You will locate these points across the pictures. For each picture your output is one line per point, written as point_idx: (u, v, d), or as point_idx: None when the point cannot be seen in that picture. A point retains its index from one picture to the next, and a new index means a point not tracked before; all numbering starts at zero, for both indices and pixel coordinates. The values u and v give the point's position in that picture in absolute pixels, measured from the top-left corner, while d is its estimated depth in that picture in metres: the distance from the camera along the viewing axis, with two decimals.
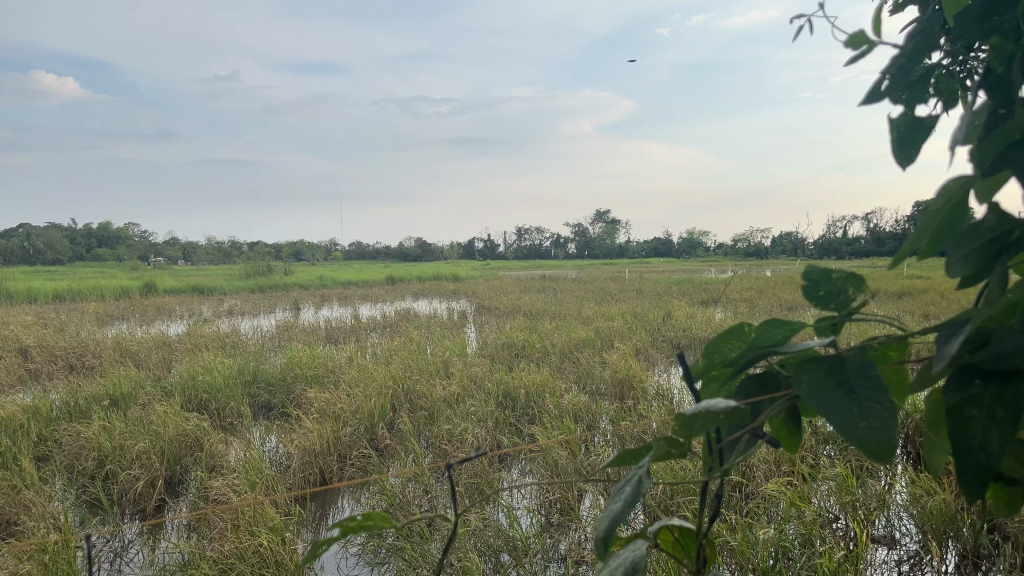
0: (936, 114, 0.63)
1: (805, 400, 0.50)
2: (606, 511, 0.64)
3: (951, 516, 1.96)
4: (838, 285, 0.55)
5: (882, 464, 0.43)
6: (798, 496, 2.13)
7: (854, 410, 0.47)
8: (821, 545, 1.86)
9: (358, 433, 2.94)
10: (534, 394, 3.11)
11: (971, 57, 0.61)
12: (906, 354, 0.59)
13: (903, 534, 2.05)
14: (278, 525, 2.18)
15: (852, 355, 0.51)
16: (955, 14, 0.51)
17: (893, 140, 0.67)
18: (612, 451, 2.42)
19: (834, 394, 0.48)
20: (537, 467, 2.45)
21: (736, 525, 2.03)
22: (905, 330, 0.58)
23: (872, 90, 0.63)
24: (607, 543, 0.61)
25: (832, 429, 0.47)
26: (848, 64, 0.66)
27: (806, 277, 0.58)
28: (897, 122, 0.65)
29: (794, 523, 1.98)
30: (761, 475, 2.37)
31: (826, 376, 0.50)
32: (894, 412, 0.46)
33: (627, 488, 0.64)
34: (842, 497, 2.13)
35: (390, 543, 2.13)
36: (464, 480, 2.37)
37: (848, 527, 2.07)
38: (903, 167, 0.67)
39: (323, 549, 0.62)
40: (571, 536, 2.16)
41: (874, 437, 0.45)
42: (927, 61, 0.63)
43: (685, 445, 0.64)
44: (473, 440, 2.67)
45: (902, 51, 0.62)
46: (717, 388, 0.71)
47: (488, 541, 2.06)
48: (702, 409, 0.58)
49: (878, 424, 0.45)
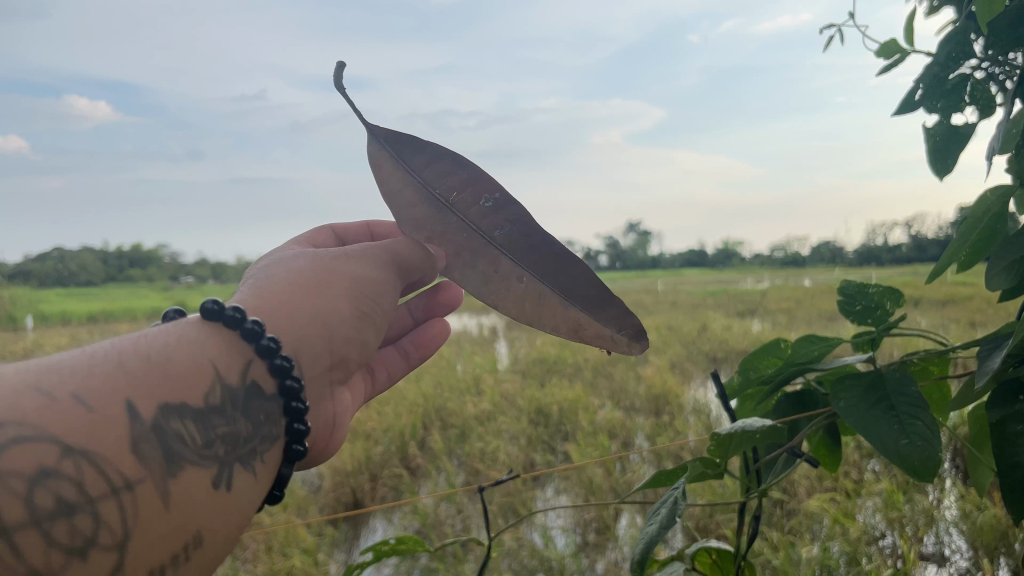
0: (968, 119, 0.84)
1: (848, 416, 0.65)
2: (643, 535, 0.72)
3: (1004, 531, 1.62)
4: (876, 299, 0.74)
5: (923, 477, 0.57)
6: (842, 513, 1.96)
7: (895, 429, 0.62)
8: (868, 563, 1.69)
9: (390, 452, 2.89)
10: (567, 410, 2.96)
11: (1006, 62, 0.84)
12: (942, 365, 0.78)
13: (953, 551, 1.72)
14: (310, 546, 2.16)
15: (886, 373, 0.67)
16: (987, 17, 0.69)
17: (932, 151, 0.87)
18: (649, 468, 2.34)
19: (874, 411, 0.64)
20: (572, 486, 2.40)
21: (778, 543, 1.95)
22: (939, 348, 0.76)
23: (913, 96, 0.87)
24: (644, 563, 0.69)
25: (880, 442, 0.61)
26: (906, 86, 0.87)
27: (841, 294, 0.76)
28: (936, 132, 0.87)
29: (838, 541, 1.82)
30: (803, 491, 2.27)
31: (864, 394, 0.66)
32: (930, 426, 0.61)
33: (662, 510, 0.72)
34: (887, 512, 1.89)
35: (422, 564, 2.09)
36: (498, 499, 2.34)
37: (895, 546, 1.82)
38: (942, 170, 0.87)
39: (362, 564, 1.00)
40: (607, 557, 2.07)
41: (912, 451, 0.60)
42: (964, 78, 0.86)
43: (718, 466, 0.72)
44: (505, 458, 2.62)
45: (937, 63, 0.86)
46: (753, 405, 0.84)
47: (523, 561, 2.03)
48: (737, 428, 0.66)
49: (917, 440, 0.60)
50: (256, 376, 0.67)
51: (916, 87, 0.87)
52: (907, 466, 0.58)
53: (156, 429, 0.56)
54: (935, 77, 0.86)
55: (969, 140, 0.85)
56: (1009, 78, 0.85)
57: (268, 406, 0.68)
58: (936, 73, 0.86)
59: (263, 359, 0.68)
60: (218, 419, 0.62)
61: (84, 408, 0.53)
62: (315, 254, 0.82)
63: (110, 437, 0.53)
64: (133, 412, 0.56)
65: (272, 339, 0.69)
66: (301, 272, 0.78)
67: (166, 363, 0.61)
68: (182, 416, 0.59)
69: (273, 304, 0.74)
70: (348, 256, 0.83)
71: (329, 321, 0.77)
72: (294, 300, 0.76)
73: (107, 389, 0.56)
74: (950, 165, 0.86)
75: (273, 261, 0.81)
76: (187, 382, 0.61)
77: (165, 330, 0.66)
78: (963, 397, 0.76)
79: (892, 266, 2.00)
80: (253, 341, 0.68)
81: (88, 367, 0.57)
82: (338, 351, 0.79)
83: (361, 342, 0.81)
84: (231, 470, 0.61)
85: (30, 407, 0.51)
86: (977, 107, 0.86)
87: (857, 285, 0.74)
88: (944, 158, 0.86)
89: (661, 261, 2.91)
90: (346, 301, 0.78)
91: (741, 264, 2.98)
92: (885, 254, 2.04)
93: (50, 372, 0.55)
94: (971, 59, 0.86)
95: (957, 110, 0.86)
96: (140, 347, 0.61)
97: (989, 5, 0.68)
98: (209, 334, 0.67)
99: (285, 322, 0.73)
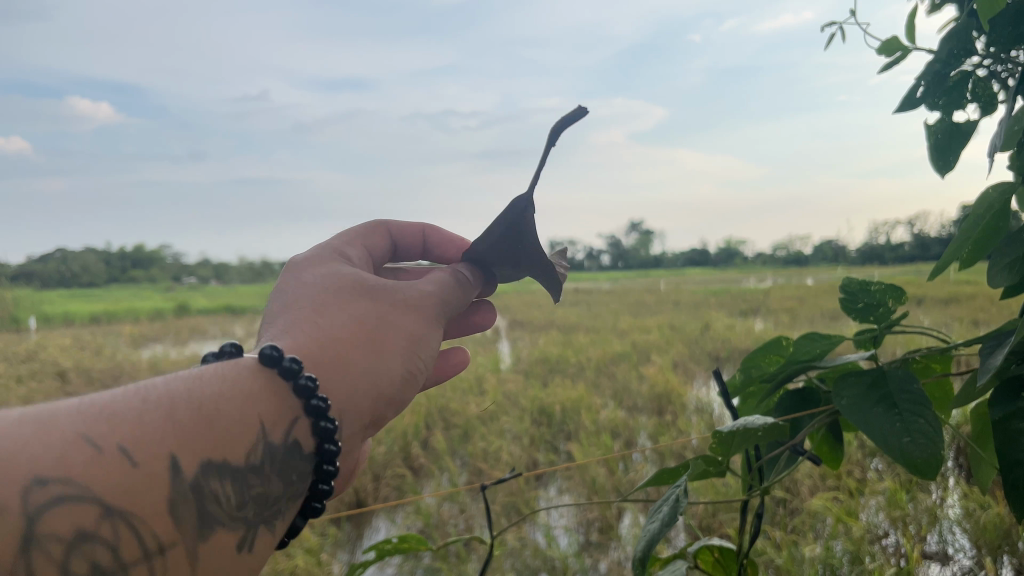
0: (969, 117, 0.84)
1: (848, 414, 0.65)
2: (644, 532, 0.72)
3: (1007, 529, 1.61)
4: (878, 295, 0.74)
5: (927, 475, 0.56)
6: (844, 512, 1.96)
7: (898, 426, 0.62)
8: (871, 562, 1.68)
9: (393, 452, 2.89)
10: (570, 409, 2.95)
11: (1007, 60, 0.84)
12: (945, 365, 0.79)
13: (956, 550, 1.69)
14: (313, 546, 2.17)
15: (887, 370, 0.67)
16: (989, 16, 0.68)
17: (934, 149, 0.87)
18: (652, 468, 2.34)
19: (876, 409, 0.64)
20: (575, 485, 2.40)
21: (781, 542, 1.94)
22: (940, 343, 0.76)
23: (914, 94, 0.87)
24: (645, 560, 0.69)
25: (883, 442, 0.61)
26: (906, 84, 0.87)
27: (844, 290, 0.76)
28: (938, 131, 0.87)
29: (841, 540, 1.81)
30: (806, 490, 2.27)
31: (865, 393, 0.66)
32: (933, 423, 0.61)
33: (664, 509, 0.72)
34: (890, 511, 1.88)
35: (425, 564, 2.08)
36: (501, 499, 2.34)
37: (898, 545, 1.80)
38: (944, 168, 0.87)
39: (364, 564, 1.00)
40: (610, 557, 2.06)
41: (916, 450, 0.59)
42: (966, 76, 0.86)
43: (720, 464, 0.72)
44: (508, 457, 2.62)
45: (939, 61, 0.86)
46: (756, 403, 0.85)
47: (526, 561, 2.03)
48: (740, 426, 0.66)
49: (920, 438, 0.60)
50: (299, 433, 0.73)
51: (917, 85, 0.87)
52: (912, 464, 0.58)
53: (194, 489, 0.63)
54: (936, 74, 0.86)
55: (971, 138, 0.85)
56: (1011, 76, 0.85)
57: (303, 465, 0.73)
58: (938, 70, 0.86)
59: (311, 417, 0.74)
60: (254, 478, 0.68)
61: (132, 466, 0.59)
62: (374, 297, 0.86)
63: (152, 499, 0.60)
64: (177, 473, 0.62)
65: (322, 400, 0.74)
66: (359, 321, 0.82)
67: (213, 413, 0.67)
68: (220, 476, 0.65)
69: (327, 356, 0.79)
70: (404, 306, 0.87)
71: (377, 380, 0.81)
72: (347, 355, 0.80)
73: (156, 443, 0.61)
74: (952, 162, 0.86)
75: (332, 291, 0.85)
76: (232, 440, 0.67)
77: (225, 372, 0.72)
78: (965, 394, 0.76)
79: (896, 264, 1.99)
80: (305, 398, 0.74)
81: (139, 414, 0.63)
82: (378, 411, 0.82)
83: (399, 402, 0.84)
84: (255, 529, 0.68)
85: (83, 462, 0.58)
86: (978, 104, 0.86)
87: (858, 282, 0.74)
88: (946, 155, 0.86)
89: (664, 261, 2.90)
90: (396, 357, 0.83)
91: (744, 263, 2.97)
92: (888, 253, 2.03)
93: (106, 418, 0.61)
94: (973, 56, 0.86)
95: (959, 107, 0.86)
96: (194, 394, 0.67)
97: (990, 4, 0.68)
98: (265, 385, 0.73)
99: (336, 376, 0.78)
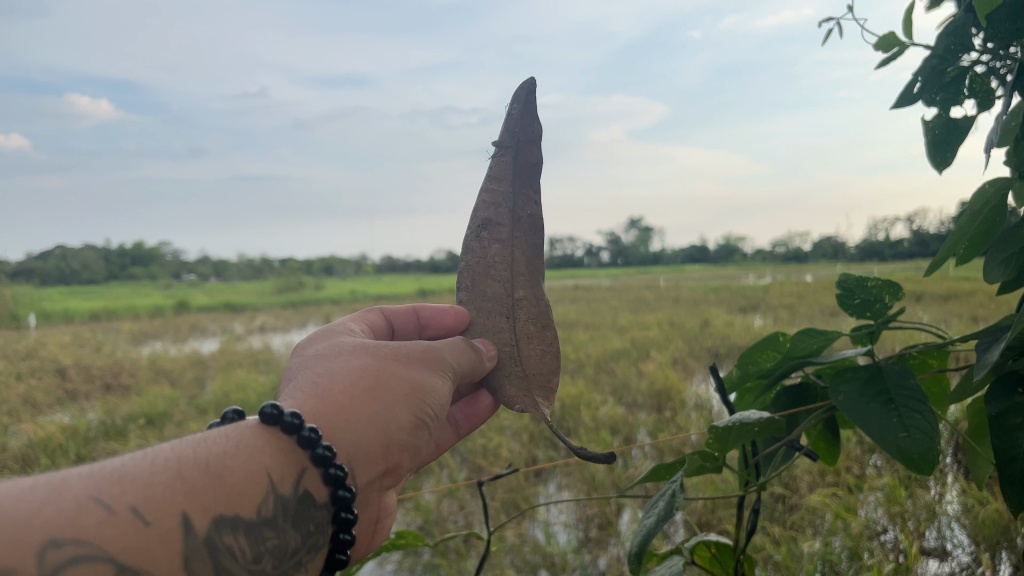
0: (965, 113, 0.84)
1: (846, 410, 0.65)
2: (641, 527, 0.72)
3: (1006, 525, 1.60)
4: (874, 292, 0.74)
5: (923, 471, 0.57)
6: (843, 507, 1.95)
7: (895, 422, 0.62)
8: (870, 558, 1.67)
9: None
10: (569, 406, 2.95)
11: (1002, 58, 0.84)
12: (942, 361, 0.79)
13: (954, 545, 1.70)
14: None
15: (884, 367, 0.67)
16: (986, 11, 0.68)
17: (930, 145, 0.88)
18: (651, 464, 2.33)
19: (872, 405, 0.64)
20: (575, 482, 2.40)
21: (781, 538, 1.94)
22: (936, 338, 0.76)
23: (912, 91, 0.88)
24: (640, 555, 0.69)
25: (880, 439, 0.61)
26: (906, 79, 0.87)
27: (841, 286, 0.76)
28: (934, 128, 0.87)
29: (840, 535, 1.80)
30: (805, 486, 2.26)
31: (863, 389, 0.66)
32: (930, 420, 0.61)
33: (661, 503, 0.72)
34: (889, 507, 1.87)
35: (425, 561, 2.07)
36: (500, 496, 2.34)
37: (897, 540, 1.80)
38: (940, 164, 0.87)
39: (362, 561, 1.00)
40: (609, 552, 2.06)
41: (912, 447, 0.59)
42: (963, 71, 0.86)
43: (717, 459, 0.73)
44: (507, 454, 2.61)
45: (936, 58, 0.87)
46: (753, 399, 0.85)
47: (526, 558, 2.02)
48: (737, 422, 0.67)
49: (917, 435, 0.60)
50: (310, 485, 0.65)
51: (915, 81, 0.87)
52: (908, 460, 0.58)
53: (209, 545, 0.56)
54: (934, 69, 0.87)
55: (969, 133, 0.85)
56: (1009, 72, 0.85)
57: (319, 514, 0.65)
58: (935, 66, 0.87)
59: (317, 468, 0.65)
60: (270, 531, 0.61)
61: (141, 524, 0.52)
62: (374, 349, 0.76)
63: (162, 557, 0.53)
64: (188, 527, 0.55)
65: (328, 447, 0.65)
66: (358, 371, 0.72)
67: (225, 469, 0.60)
68: (234, 530, 0.58)
69: (327, 407, 0.68)
70: (408, 353, 0.76)
71: (385, 430, 0.71)
72: (350, 406, 0.70)
73: (165, 500, 0.55)
74: (950, 157, 0.87)
75: (331, 349, 0.76)
76: (242, 492, 0.60)
77: (221, 432, 0.64)
78: (961, 389, 0.77)
79: (895, 261, 1.98)
80: (309, 448, 0.65)
81: (147, 474, 0.56)
82: (391, 461, 0.73)
83: (414, 448, 0.75)
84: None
85: (90, 524, 0.51)
86: (975, 99, 0.86)
87: (856, 278, 0.74)
88: (944, 151, 0.87)
89: (663, 258, 2.89)
90: (403, 405, 0.72)
91: (743, 260, 2.96)
92: (887, 249, 2.02)
93: (112, 477, 0.54)
94: (970, 53, 0.86)
95: (956, 103, 0.86)
96: (200, 450, 0.60)
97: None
98: (267, 439, 0.64)
99: (338, 428, 0.68)
